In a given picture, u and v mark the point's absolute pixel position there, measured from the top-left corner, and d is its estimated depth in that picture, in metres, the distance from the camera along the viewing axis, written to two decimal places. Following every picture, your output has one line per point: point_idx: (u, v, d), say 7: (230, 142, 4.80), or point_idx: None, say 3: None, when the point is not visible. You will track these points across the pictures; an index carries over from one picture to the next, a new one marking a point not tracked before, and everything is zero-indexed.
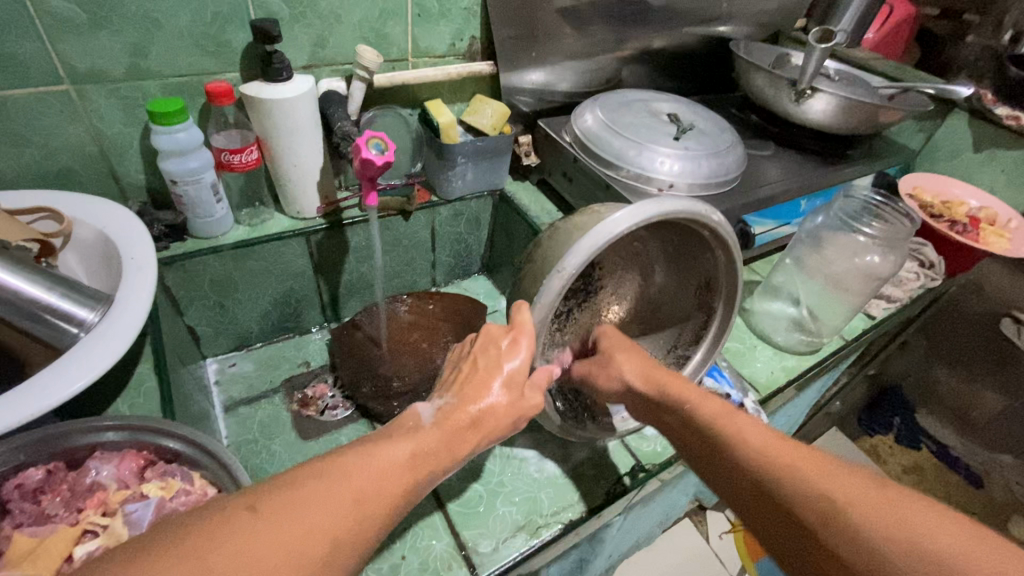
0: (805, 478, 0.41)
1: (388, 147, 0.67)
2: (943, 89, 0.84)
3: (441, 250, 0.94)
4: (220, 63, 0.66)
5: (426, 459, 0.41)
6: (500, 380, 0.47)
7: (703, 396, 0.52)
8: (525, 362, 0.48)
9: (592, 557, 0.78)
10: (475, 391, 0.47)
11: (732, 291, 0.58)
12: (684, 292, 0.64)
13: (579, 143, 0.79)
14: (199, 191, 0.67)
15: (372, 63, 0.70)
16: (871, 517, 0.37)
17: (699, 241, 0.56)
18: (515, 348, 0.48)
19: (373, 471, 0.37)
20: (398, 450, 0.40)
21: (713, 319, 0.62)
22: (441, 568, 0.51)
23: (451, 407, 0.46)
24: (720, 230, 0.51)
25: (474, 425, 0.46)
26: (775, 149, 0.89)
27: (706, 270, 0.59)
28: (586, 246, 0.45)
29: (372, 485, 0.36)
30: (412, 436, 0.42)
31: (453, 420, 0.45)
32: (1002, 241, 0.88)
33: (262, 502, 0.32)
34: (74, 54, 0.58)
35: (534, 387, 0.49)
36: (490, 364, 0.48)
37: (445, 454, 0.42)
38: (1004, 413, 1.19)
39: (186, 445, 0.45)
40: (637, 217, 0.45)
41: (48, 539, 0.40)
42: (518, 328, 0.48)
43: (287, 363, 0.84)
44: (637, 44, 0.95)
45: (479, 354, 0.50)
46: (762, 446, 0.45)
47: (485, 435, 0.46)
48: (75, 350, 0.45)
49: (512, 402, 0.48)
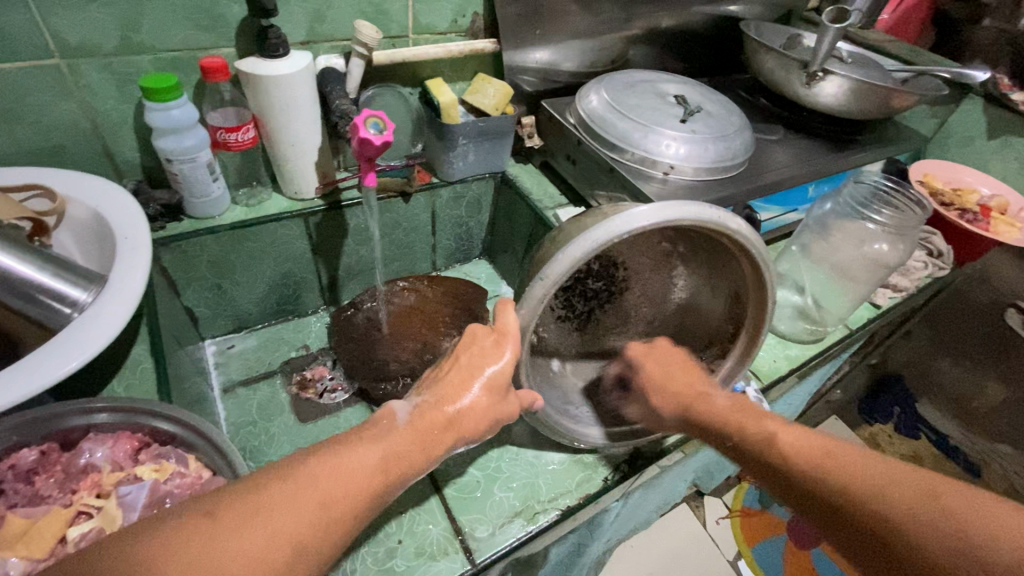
0: (858, 491, 0.39)
1: (387, 126, 0.65)
2: (958, 72, 0.81)
3: (441, 233, 0.93)
4: (214, 38, 0.64)
5: (400, 460, 0.40)
6: (480, 382, 0.46)
7: (742, 414, 0.50)
8: (506, 366, 0.46)
9: (589, 542, 0.78)
10: (458, 389, 0.46)
11: (761, 306, 0.55)
12: (715, 301, 0.61)
13: (583, 124, 0.77)
14: (195, 169, 0.65)
15: (371, 39, 0.68)
16: (931, 529, 0.36)
17: (728, 249, 0.54)
18: (501, 347, 0.47)
19: (342, 472, 0.36)
20: (370, 453, 0.39)
21: (741, 332, 0.59)
22: (436, 553, 0.51)
23: (429, 405, 0.44)
24: (741, 237, 0.48)
25: (451, 425, 0.44)
26: (783, 134, 0.87)
27: (736, 280, 0.57)
28: (580, 245, 0.43)
29: (341, 487, 0.36)
30: (385, 435, 0.41)
31: (426, 422, 0.43)
32: (1013, 230, 0.86)
33: (220, 506, 0.32)
34: (64, 26, 0.56)
35: (515, 394, 0.49)
36: (473, 365, 0.47)
37: (418, 453, 0.41)
38: (1006, 404, 1.18)
39: (179, 427, 0.45)
40: (660, 216, 0.43)
41: (41, 521, 0.40)
42: (502, 330, 0.47)
43: (286, 346, 0.83)
44: (644, 24, 0.93)
45: (463, 349, 0.48)
46: (803, 460, 0.44)
47: (462, 436, 0.45)
48: (66, 332, 0.44)
49: (492, 403, 0.46)
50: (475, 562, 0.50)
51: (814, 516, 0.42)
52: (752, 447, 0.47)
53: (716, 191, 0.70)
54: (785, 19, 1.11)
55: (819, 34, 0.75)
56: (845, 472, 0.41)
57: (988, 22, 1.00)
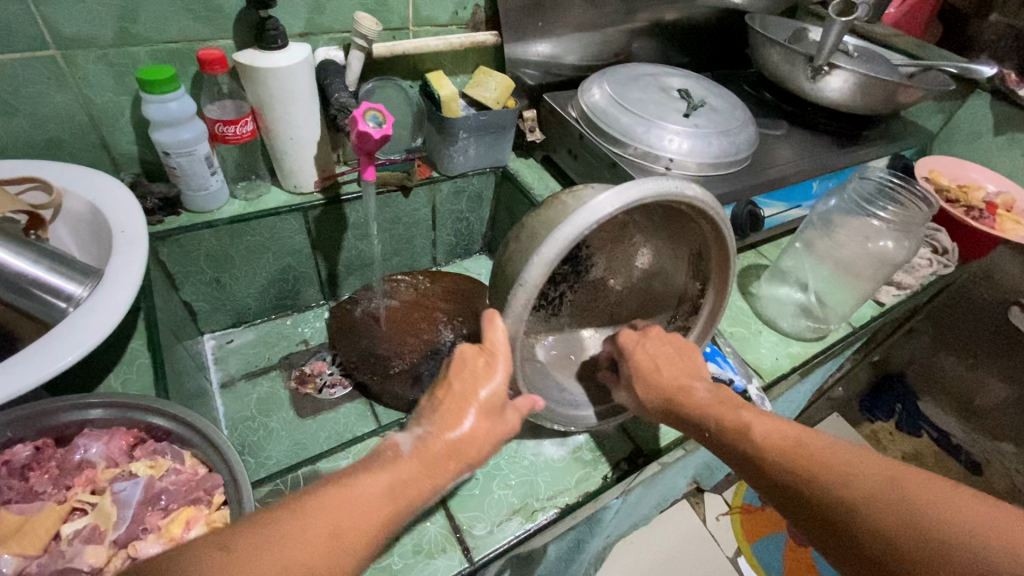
0: (824, 477, 0.40)
1: (386, 119, 0.65)
2: (965, 67, 0.80)
3: (442, 228, 0.92)
4: (212, 29, 0.63)
5: (406, 488, 0.39)
6: (476, 408, 0.44)
7: (717, 406, 0.50)
8: (500, 386, 0.45)
9: (588, 539, 0.78)
10: (454, 415, 0.43)
11: (722, 263, 0.54)
12: (680, 264, 0.61)
13: (586, 118, 0.77)
14: (193, 163, 0.65)
15: (370, 31, 0.68)
16: (891, 511, 0.36)
17: (684, 212, 0.53)
18: (492, 367, 0.45)
19: (348, 504, 0.37)
20: (376, 481, 0.39)
21: (708, 290, 0.57)
22: (433, 550, 0.50)
23: (428, 436, 0.42)
24: (698, 203, 0.47)
25: (453, 455, 0.42)
26: (787, 129, 0.86)
27: (696, 240, 0.56)
28: (553, 241, 0.41)
29: (347, 517, 0.36)
30: (388, 466, 0.40)
31: (431, 452, 0.42)
32: (1019, 228, 0.85)
33: (232, 540, 0.33)
34: (59, 17, 0.55)
35: (514, 409, 0.47)
36: (465, 390, 0.45)
37: (423, 482, 0.40)
38: (1010, 401, 1.19)
39: (174, 423, 0.44)
40: (623, 199, 0.42)
41: (34, 517, 0.39)
42: (492, 348, 0.45)
43: (285, 341, 0.83)
44: (648, 17, 0.92)
45: (455, 374, 0.46)
46: (774, 447, 0.44)
47: (467, 464, 0.43)
48: (61, 327, 0.44)
49: (492, 427, 0.44)
50: (473, 560, 0.50)
51: (782, 504, 0.43)
52: (725, 435, 0.47)
53: (719, 186, 0.69)
54: (790, 13, 1.09)
55: (825, 28, 0.74)
56: (814, 460, 0.41)
57: (995, 18, 1.00)
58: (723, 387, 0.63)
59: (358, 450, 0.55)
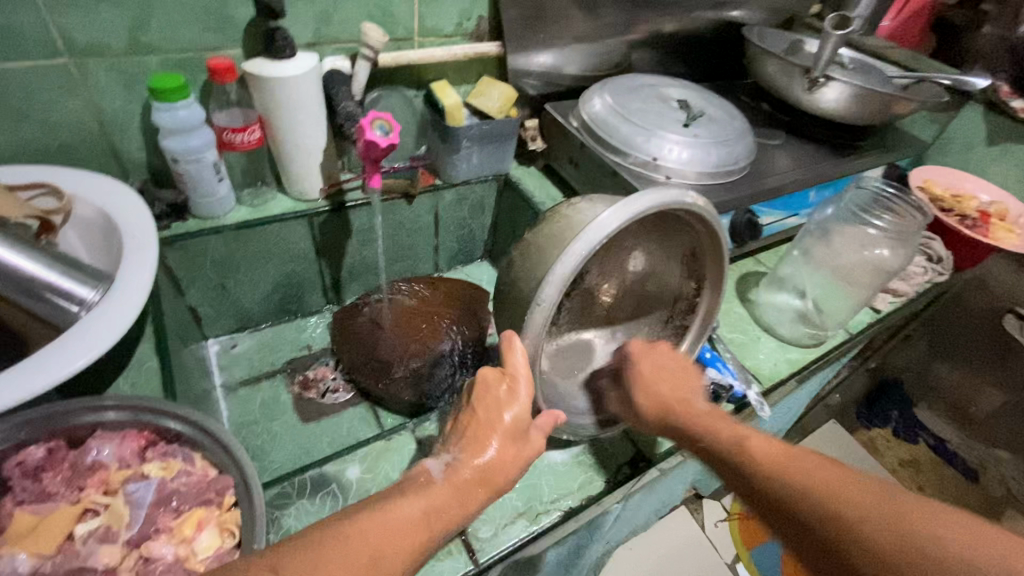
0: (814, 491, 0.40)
1: (393, 128, 0.66)
2: (958, 79, 0.82)
3: (444, 235, 0.94)
4: (221, 39, 0.64)
5: (438, 516, 0.40)
6: (501, 433, 0.45)
7: (710, 418, 0.51)
8: (524, 409, 0.47)
9: (589, 544, 0.78)
10: (480, 441, 0.45)
11: (718, 261, 0.56)
12: (671, 265, 0.62)
13: (587, 127, 0.78)
14: (200, 170, 0.66)
15: (377, 42, 0.69)
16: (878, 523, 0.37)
17: (678, 217, 0.54)
18: (515, 393, 0.47)
19: (385, 529, 0.36)
20: (410, 507, 0.39)
21: (704, 288, 0.59)
22: (439, 553, 0.50)
23: (459, 463, 0.43)
24: (697, 210, 0.49)
25: (483, 481, 0.43)
26: (784, 138, 0.87)
27: (689, 241, 0.57)
28: (567, 259, 0.43)
29: (386, 542, 0.36)
30: (422, 492, 0.40)
31: (462, 478, 0.42)
32: (1011, 236, 0.87)
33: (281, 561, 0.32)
34: (73, 26, 0.56)
35: (537, 429, 0.48)
36: (490, 417, 0.46)
37: (454, 509, 0.41)
38: (1004, 409, 1.19)
39: (188, 426, 0.45)
40: (626, 214, 0.43)
41: (48, 518, 0.40)
42: (513, 371, 0.47)
43: (288, 346, 0.84)
44: (647, 28, 0.93)
45: (477, 401, 0.47)
46: (767, 460, 0.44)
47: (495, 491, 0.44)
48: (75, 330, 0.45)
49: (518, 451, 0.46)
50: (478, 562, 0.50)
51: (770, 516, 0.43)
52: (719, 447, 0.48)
53: (718, 195, 0.71)
54: (786, 25, 1.11)
55: (821, 41, 0.76)
56: (804, 473, 0.42)
57: (988, 29, 1.02)
58: (723, 392, 0.64)
59: (364, 453, 0.55)
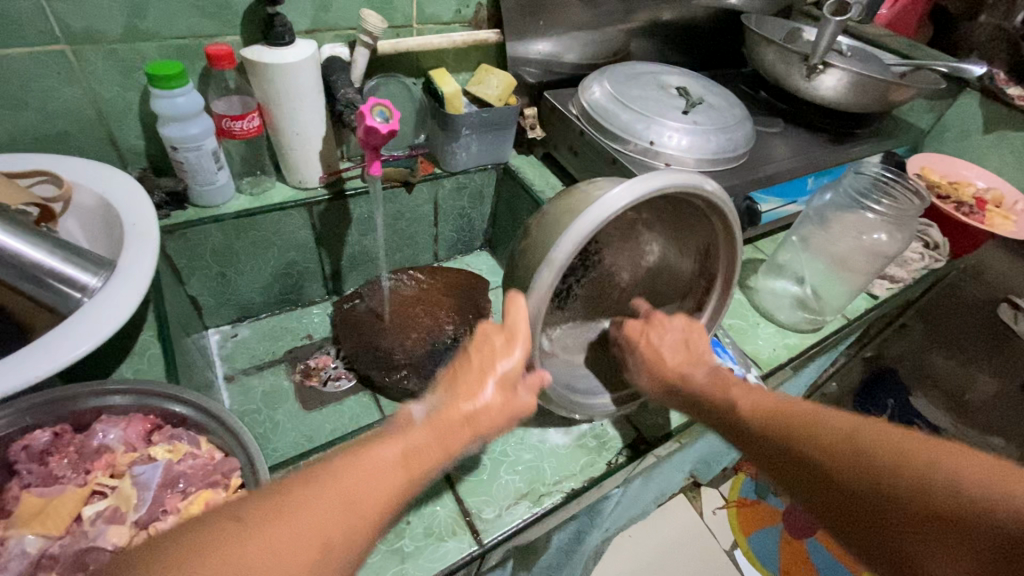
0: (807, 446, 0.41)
1: (392, 114, 0.66)
2: (955, 67, 0.82)
3: (443, 225, 0.94)
4: (220, 26, 0.64)
5: (418, 458, 0.39)
6: (493, 380, 0.44)
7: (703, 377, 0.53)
8: (518, 364, 0.45)
9: (590, 529, 0.79)
10: (471, 386, 0.44)
11: (733, 246, 0.55)
12: (683, 260, 0.63)
13: (586, 115, 0.78)
14: (200, 157, 0.66)
15: (376, 28, 0.69)
16: (856, 451, 0.39)
17: (695, 208, 0.55)
18: (512, 345, 0.45)
19: (362, 474, 0.36)
20: (387, 452, 0.38)
21: (713, 286, 0.60)
22: (444, 533, 0.51)
23: (444, 406, 0.43)
24: (715, 199, 0.49)
25: (469, 422, 0.43)
26: (783, 126, 0.87)
27: (704, 237, 0.58)
28: (580, 225, 0.43)
29: (361, 486, 0.35)
30: (401, 435, 0.40)
31: (445, 420, 0.42)
32: (1007, 223, 0.88)
33: (249, 509, 0.32)
34: (70, 12, 0.56)
35: (527, 387, 0.46)
36: (483, 364, 0.45)
37: (436, 452, 0.40)
38: (999, 396, 1.23)
39: (192, 409, 0.45)
40: (635, 193, 0.44)
41: (56, 500, 0.40)
42: (512, 327, 0.45)
43: (289, 335, 0.84)
44: (646, 16, 0.93)
45: (473, 347, 0.46)
46: (758, 409, 0.46)
47: (481, 433, 0.43)
48: (77, 317, 0.44)
49: (506, 401, 0.45)
50: (482, 542, 0.50)
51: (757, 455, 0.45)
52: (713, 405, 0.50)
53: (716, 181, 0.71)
54: (784, 13, 1.11)
55: (820, 28, 0.76)
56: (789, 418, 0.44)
57: (984, 19, 1.03)
58: None
59: None
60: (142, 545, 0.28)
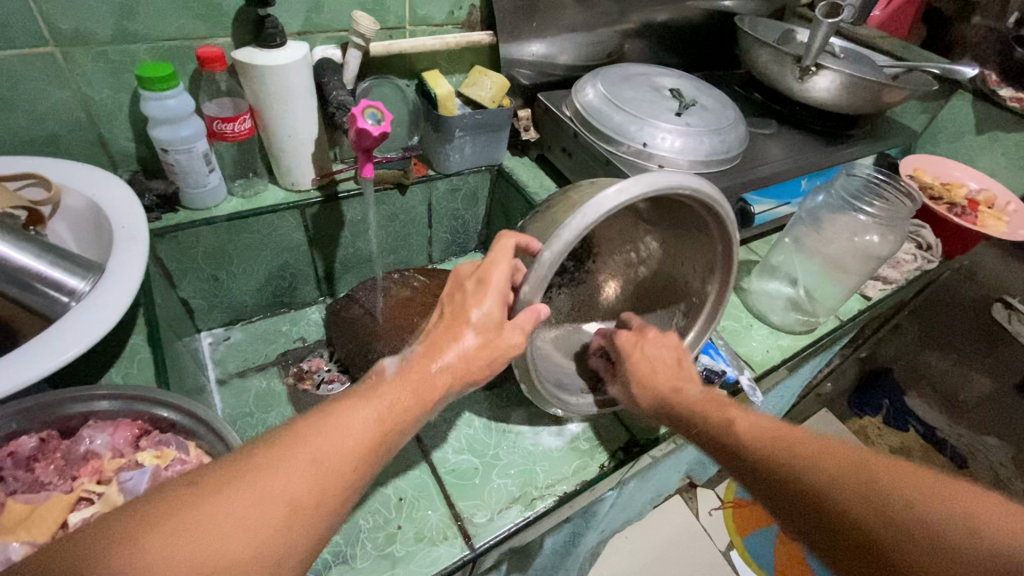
0: (815, 475, 0.40)
1: (384, 118, 0.65)
2: (947, 68, 0.82)
3: (438, 226, 0.93)
4: (211, 27, 0.64)
5: (393, 412, 0.39)
6: (470, 329, 0.45)
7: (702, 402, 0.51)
8: (494, 305, 0.45)
9: (585, 531, 0.79)
10: (448, 337, 0.44)
11: (727, 248, 0.55)
12: (672, 292, 0.64)
13: (579, 116, 0.78)
14: (191, 160, 0.65)
15: (368, 29, 0.68)
16: (856, 489, 0.38)
17: (700, 234, 0.57)
18: (484, 291, 0.45)
19: (338, 429, 0.37)
20: (362, 410, 0.39)
21: (696, 322, 0.61)
22: (436, 538, 0.51)
23: (417, 358, 0.44)
24: (727, 221, 0.52)
25: (445, 368, 0.43)
26: (776, 128, 0.88)
27: (699, 271, 0.60)
28: (583, 214, 0.42)
29: (337, 439, 0.36)
30: (375, 391, 0.40)
31: (418, 373, 0.42)
32: (999, 224, 0.88)
33: (219, 465, 0.33)
34: (59, 14, 0.56)
35: (515, 327, 0.45)
36: (459, 311, 0.46)
37: (411, 402, 0.41)
38: (992, 394, 1.23)
39: (181, 414, 0.45)
40: (636, 187, 0.44)
41: (42, 506, 0.40)
42: (488, 266, 0.46)
43: (282, 338, 0.84)
44: (640, 18, 0.93)
45: (448, 301, 0.47)
46: (756, 437, 0.45)
47: (456, 379, 0.44)
48: (64, 321, 0.44)
49: (487, 342, 0.45)
50: (474, 547, 0.50)
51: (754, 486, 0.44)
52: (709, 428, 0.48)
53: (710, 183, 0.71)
54: (778, 15, 1.12)
55: (812, 29, 0.76)
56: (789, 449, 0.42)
57: (977, 20, 1.04)
58: (717, 377, 0.65)
59: None
60: (107, 511, 0.29)
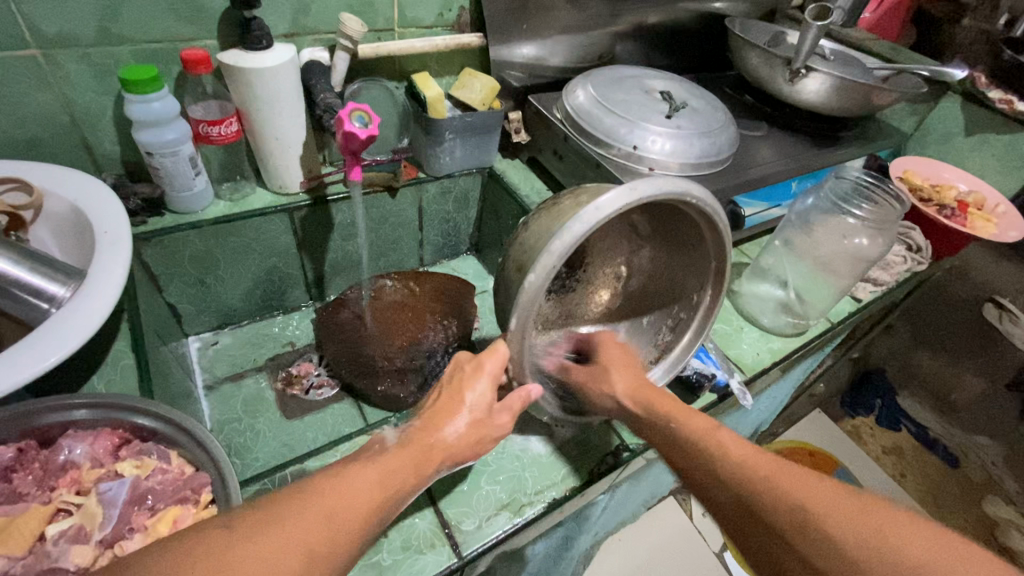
0: (798, 503, 0.39)
1: (372, 120, 0.64)
2: (936, 70, 0.82)
3: (428, 229, 0.93)
4: (196, 29, 0.63)
5: (394, 478, 0.39)
6: (465, 409, 0.45)
7: (683, 411, 0.50)
8: (487, 390, 0.46)
9: (577, 535, 0.79)
10: (445, 415, 0.45)
11: (720, 264, 0.55)
12: (660, 304, 0.63)
13: (570, 119, 0.78)
14: (177, 163, 0.64)
15: (356, 34, 0.68)
16: (843, 524, 0.37)
17: (693, 248, 0.57)
18: (480, 374, 0.47)
19: (344, 489, 0.36)
20: (367, 471, 0.38)
21: (681, 338, 0.61)
22: (424, 546, 0.50)
23: (417, 429, 0.43)
24: (723, 236, 0.52)
25: (442, 446, 0.43)
26: (767, 130, 0.88)
27: (688, 286, 0.60)
28: (591, 211, 0.42)
29: (344, 500, 0.35)
30: (378, 455, 0.40)
31: (420, 443, 0.42)
32: (988, 226, 0.88)
33: (236, 518, 0.32)
34: (42, 16, 0.55)
35: (504, 408, 0.47)
36: (455, 393, 0.47)
37: (412, 472, 0.40)
38: (984, 395, 1.23)
39: (160, 423, 0.44)
40: (639, 193, 0.44)
41: (19, 518, 0.39)
42: (479, 359, 0.47)
43: (270, 343, 0.83)
44: (631, 20, 0.93)
45: (448, 382, 0.48)
46: (741, 458, 0.44)
47: (451, 459, 0.43)
48: (44, 328, 0.43)
49: (479, 425, 0.45)
50: (462, 555, 0.50)
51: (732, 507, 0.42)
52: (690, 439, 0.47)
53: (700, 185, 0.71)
54: (769, 17, 1.12)
55: (802, 31, 0.76)
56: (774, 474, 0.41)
57: (967, 23, 1.05)
58: (707, 382, 0.64)
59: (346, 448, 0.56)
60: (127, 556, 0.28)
